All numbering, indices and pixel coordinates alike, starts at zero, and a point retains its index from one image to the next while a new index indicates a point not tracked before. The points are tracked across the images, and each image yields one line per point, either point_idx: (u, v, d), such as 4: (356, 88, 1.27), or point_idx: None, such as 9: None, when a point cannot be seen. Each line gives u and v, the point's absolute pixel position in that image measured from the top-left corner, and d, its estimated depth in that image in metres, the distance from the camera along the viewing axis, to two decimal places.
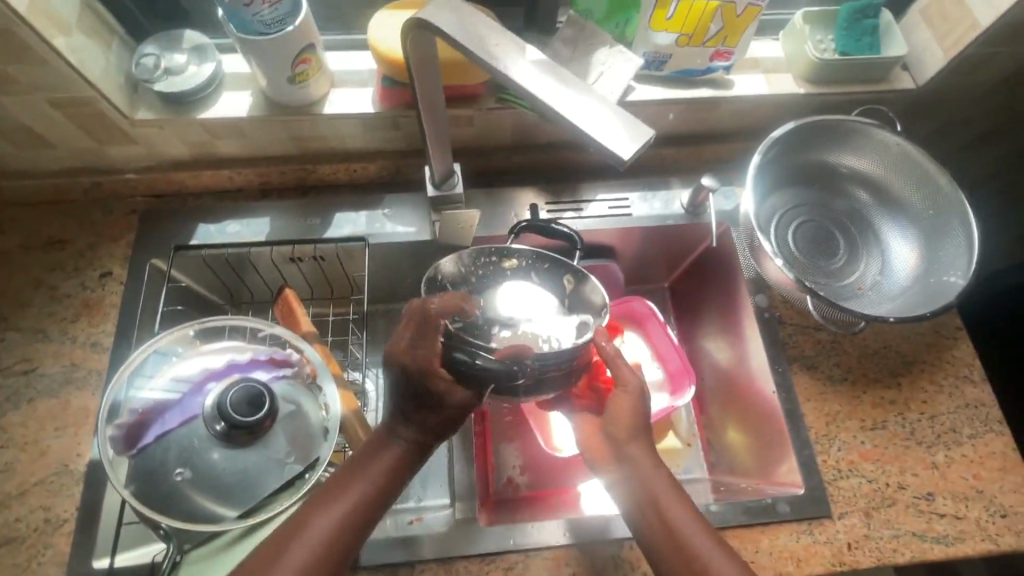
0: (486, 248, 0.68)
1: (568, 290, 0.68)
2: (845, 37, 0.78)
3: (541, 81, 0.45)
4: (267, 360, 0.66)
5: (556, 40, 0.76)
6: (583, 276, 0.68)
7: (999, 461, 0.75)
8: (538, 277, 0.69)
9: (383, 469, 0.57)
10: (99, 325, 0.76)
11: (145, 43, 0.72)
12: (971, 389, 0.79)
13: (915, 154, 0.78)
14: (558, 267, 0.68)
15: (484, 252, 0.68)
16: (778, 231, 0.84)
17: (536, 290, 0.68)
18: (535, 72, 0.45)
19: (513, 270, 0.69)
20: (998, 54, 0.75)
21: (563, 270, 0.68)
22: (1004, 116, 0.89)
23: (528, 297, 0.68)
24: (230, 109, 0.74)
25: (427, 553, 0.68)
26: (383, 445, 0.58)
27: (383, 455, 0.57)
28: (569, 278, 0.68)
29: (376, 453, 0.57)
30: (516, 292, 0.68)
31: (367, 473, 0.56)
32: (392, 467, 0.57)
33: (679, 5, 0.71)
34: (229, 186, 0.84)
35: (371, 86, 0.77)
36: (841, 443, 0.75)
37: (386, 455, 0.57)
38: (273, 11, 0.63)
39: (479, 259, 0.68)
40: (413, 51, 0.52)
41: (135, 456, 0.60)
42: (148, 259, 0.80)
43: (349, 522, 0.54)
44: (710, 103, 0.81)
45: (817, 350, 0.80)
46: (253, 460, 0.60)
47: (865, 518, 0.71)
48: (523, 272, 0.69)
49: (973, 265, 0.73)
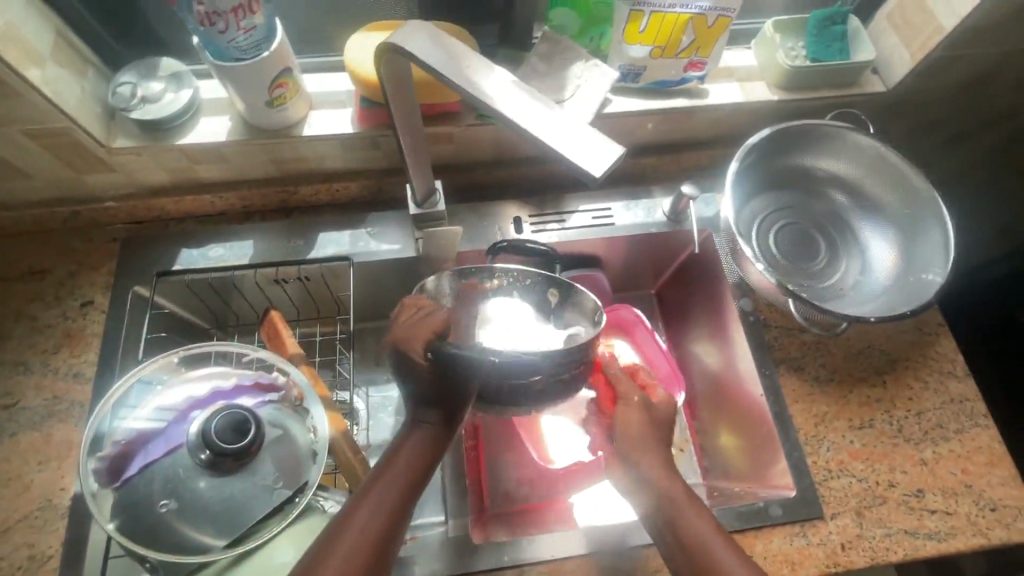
0: (465, 267, 0.65)
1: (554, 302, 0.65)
2: (815, 44, 0.80)
3: (513, 98, 0.46)
4: (252, 385, 0.66)
5: (532, 56, 0.77)
6: (568, 287, 0.65)
7: (985, 455, 0.76)
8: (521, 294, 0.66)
9: (404, 472, 0.54)
10: (82, 355, 0.75)
11: (122, 72, 0.72)
12: (955, 384, 0.80)
13: (889, 155, 0.79)
14: (541, 279, 0.66)
15: (464, 273, 0.65)
16: (760, 235, 0.85)
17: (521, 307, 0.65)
18: (505, 90, 0.46)
19: (495, 289, 0.66)
20: (963, 56, 0.77)
21: (545, 281, 0.66)
22: (973, 115, 0.91)
23: (514, 314, 0.65)
24: (208, 134, 0.74)
25: None
26: (403, 447, 0.56)
27: (402, 457, 0.55)
28: (552, 288, 0.66)
29: (396, 456, 0.55)
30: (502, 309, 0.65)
31: (389, 475, 0.54)
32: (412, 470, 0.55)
33: (651, 19, 0.72)
34: (211, 210, 0.84)
35: (351, 107, 0.77)
36: (830, 444, 0.76)
37: (405, 457, 0.55)
38: (249, 37, 0.63)
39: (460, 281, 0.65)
40: (387, 74, 0.52)
41: (119, 488, 0.59)
42: (130, 286, 0.79)
43: (372, 529, 0.51)
44: (686, 112, 0.82)
45: (803, 352, 0.81)
46: (240, 487, 0.60)
47: (857, 517, 0.71)
48: (506, 290, 0.66)
49: (950, 263, 0.74)
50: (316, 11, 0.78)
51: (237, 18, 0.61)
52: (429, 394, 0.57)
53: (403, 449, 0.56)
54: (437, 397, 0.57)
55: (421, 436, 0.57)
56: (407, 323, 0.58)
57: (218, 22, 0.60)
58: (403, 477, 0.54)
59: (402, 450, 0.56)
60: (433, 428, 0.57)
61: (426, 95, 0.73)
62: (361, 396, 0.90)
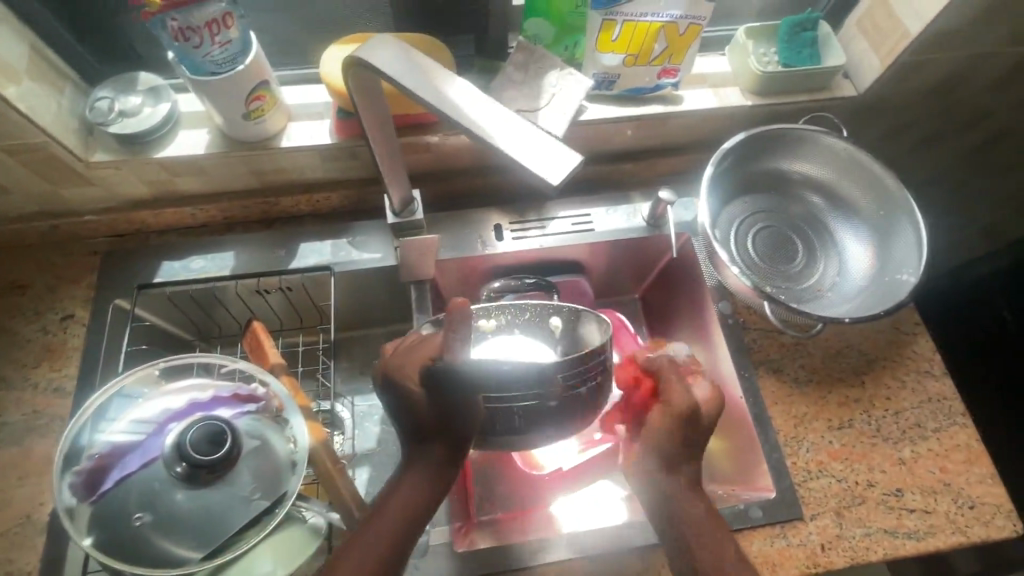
0: None
1: (558, 333, 0.69)
2: (787, 50, 0.81)
3: (471, 107, 0.46)
4: (231, 396, 0.66)
5: (508, 65, 0.78)
6: (571, 317, 0.69)
7: (964, 453, 0.76)
8: (521, 330, 0.70)
9: (398, 512, 0.54)
10: (61, 368, 0.76)
11: (100, 87, 0.73)
12: (932, 383, 0.80)
13: (863, 158, 0.81)
14: (541, 308, 0.70)
15: None
16: (739, 238, 0.85)
17: (522, 343, 0.69)
18: (463, 99, 0.47)
19: (495, 329, 0.70)
20: (932, 60, 0.79)
21: (546, 311, 0.70)
22: (946, 118, 0.93)
23: (521, 349, 0.69)
24: (187, 147, 0.75)
25: None
26: (398, 486, 0.55)
27: (398, 496, 0.55)
28: (553, 315, 0.69)
29: (392, 494, 0.55)
30: (509, 347, 0.69)
31: (384, 517, 0.54)
32: (412, 508, 0.55)
33: (623, 27, 0.74)
34: (192, 222, 0.84)
35: (329, 118, 0.78)
36: (809, 444, 0.76)
37: (400, 496, 0.55)
38: (224, 51, 0.64)
39: None
40: (356, 86, 0.53)
41: (95, 502, 0.59)
42: (110, 299, 0.79)
43: (390, 532, 0.53)
44: (661, 118, 0.83)
45: (782, 354, 0.82)
46: (216, 498, 0.60)
47: (837, 518, 0.72)
48: (506, 329, 0.70)
49: (923, 263, 0.75)
50: (294, 24, 0.79)
51: (212, 33, 0.61)
52: (422, 431, 0.56)
53: (398, 489, 0.55)
54: (431, 433, 0.56)
55: (416, 477, 0.55)
56: (401, 352, 0.58)
57: (192, 37, 0.61)
58: (398, 517, 0.54)
59: (397, 490, 0.55)
60: (428, 466, 0.56)
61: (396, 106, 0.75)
62: (346, 405, 0.90)
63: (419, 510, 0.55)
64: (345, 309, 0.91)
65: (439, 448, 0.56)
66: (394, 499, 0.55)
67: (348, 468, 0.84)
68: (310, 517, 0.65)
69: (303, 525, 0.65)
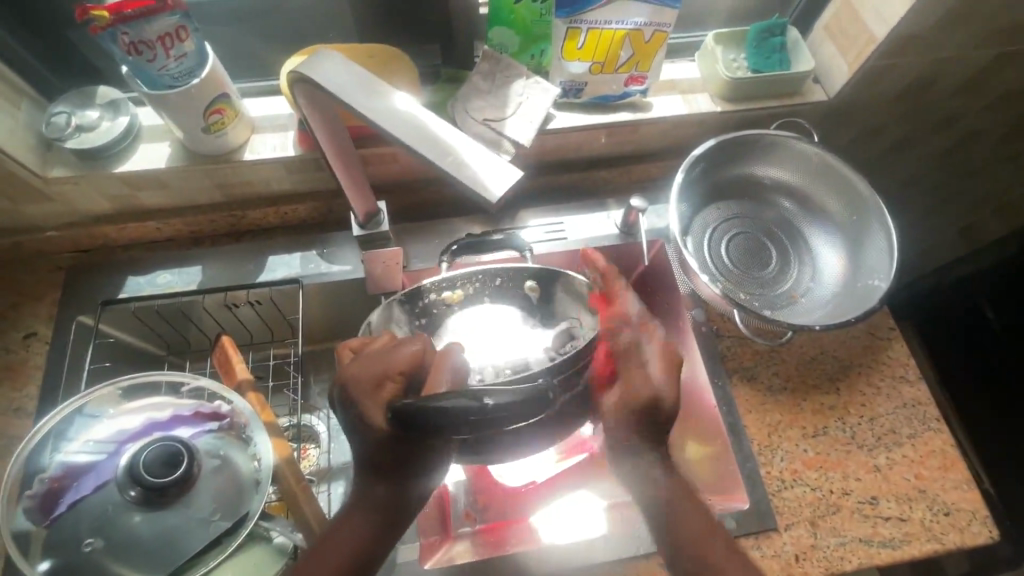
0: (420, 287, 0.68)
1: (534, 296, 0.70)
2: (755, 55, 0.81)
3: (409, 122, 0.47)
4: (192, 415, 0.65)
5: (474, 74, 0.78)
6: (547, 278, 0.70)
7: (939, 459, 0.75)
8: (490, 297, 0.71)
9: (349, 545, 0.53)
10: (23, 389, 0.74)
11: (57, 103, 0.72)
12: (908, 388, 0.80)
13: (833, 163, 0.80)
14: (515, 274, 0.70)
15: (422, 292, 0.68)
16: (713, 245, 0.83)
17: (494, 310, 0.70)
18: (403, 115, 0.47)
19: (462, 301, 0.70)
20: (899, 64, 0.78)
21: (516, 277, 0.70)
22: (917, 122, 0.93)
23: (489, 322, 0.69)
24: (148, 161, 0.74)
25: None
26: (347, 519, 0.54)
27: (347, 528, 0.54)
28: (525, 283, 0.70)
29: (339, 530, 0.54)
30: (477, 320, 0.69)
31: (338, 550, 0.53)
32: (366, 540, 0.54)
33: (588, 35, 0.73)
34: (158, 236, 0.83)
35: (293, 130, 0.77)
36: (783, 453, 0.75)
37: (350, 531, 0.54)
38: (179, 65, 0.63)
39: (418, 299, 0.68)
40: (304, 102, 0.53)
41: (48, 527, 0.58)
42: (74, 316, 0.78)
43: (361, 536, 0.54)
44: (630, 125, 0.83)
45: (756, 362, 0.81)
46: (172, 521, 0.58)
47: (811, 528, 0.71)
48: (476, 297, 0.71)
49: (894, 268, 0.74)
50: (256, 35, 0.79)
51: (165, 46, 0.61)
52: (380, 465, 0.53)
53: (345, 525, 0.54)
54: (385, 473, 0.54)
55: (367, 512, 0.54)
56: (360, 361, 0.54)
57: (145, 52, 0.60)
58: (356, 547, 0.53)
59: (345, 522, 0.54)
60: (382, 499, 0.54)
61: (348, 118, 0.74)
62: (322, 418, 0.89)
63: (376, 539, 0.54)
64: (317, 321, 0.90)
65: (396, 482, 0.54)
66: (344, 532, 0.54)
67: (321, 482, 0.82)
68: (276, 535, 0.63)
69: (269, 545, 0.63)
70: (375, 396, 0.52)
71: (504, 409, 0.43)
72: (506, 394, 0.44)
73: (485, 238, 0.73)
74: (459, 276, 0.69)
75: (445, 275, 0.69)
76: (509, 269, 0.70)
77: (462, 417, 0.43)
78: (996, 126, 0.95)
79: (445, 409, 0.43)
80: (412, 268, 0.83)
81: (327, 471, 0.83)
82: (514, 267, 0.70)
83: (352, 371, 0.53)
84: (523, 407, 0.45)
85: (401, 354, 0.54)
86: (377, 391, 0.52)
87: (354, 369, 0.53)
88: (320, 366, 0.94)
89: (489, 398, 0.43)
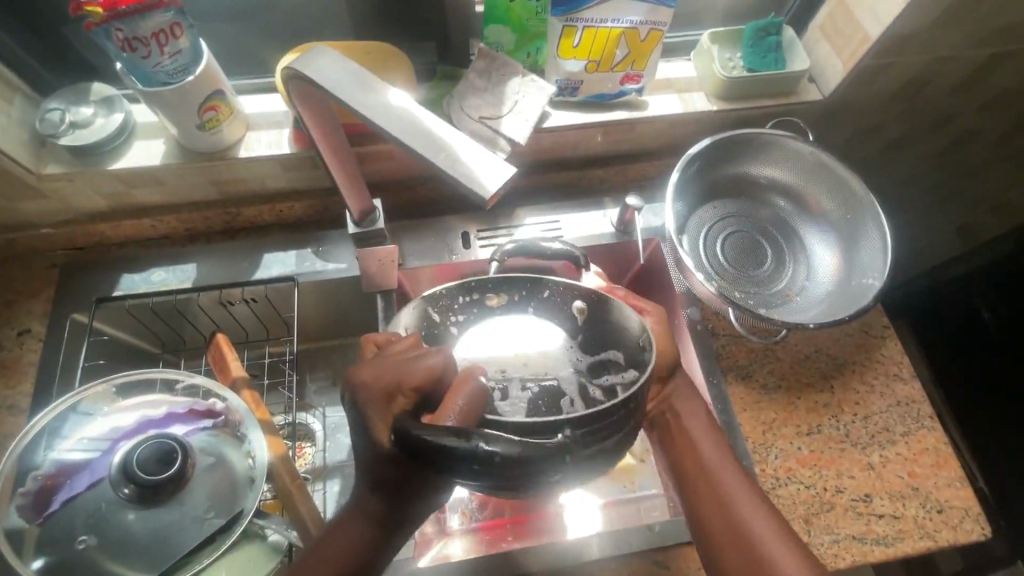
0: (465, 283, 0.63)
1: (581, 318, 0.61)
2: (751, 54, 0.81)
3: (403, 119, 0.46)
4: (186, 412, 0.65)
5: (470, 72, 0.78)
6: (602, 299, 0.60)
7: (932, 457, 0.76)
8: (535, 310, 0.63)
9: (347, 549, 0.52)
10: (16, 386, 0.74)
11: (51, 99, 0.72)
12: (902, 386, 0.80)
13: (827, 162, 0.81)
14: (566, 290, 0.63)
15: (464, 289, 0.63)
16: (708, 244, 0.83)
17: (536, 325, 0.62)
18: (397, 111, 0.47)
19: (501, 306, 0.64)
20: (894, 64, 0.79)
21: (567, 292, 0.62)
22: (913, 121, 0.93)
23: (523, 330, 0.62)
24: (143, 158, 0.73)
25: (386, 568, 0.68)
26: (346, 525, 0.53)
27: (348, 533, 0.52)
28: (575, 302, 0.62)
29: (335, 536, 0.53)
30: (513, 330, 0.62)
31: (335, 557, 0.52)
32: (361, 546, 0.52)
33: (584, 33, 0.73)
34: (153, 234, 0.83)
35: (289, 127, 0.77)
36: (778, 451, 0.76)
37: (350, 535, 0.52)
38: (174, 61, 0.63)
39: (459, 297, 0.63)
40: (298, 98, 0.53)
41: (41, 525, 0.58)
42: (68, 313, 0.78)
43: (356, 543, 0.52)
44: (626, 124, 0.83)
45: (751, 360, 0.81)
46: (166, 518, 0.58)
47: (805, 525, 0.71)
48: (519, 306, 0.64)
49: (888, 267, 0.75)
50: (251, 31, 0.79)
51: (160, 43, 0.60)
52: (381, 481, 0.50)
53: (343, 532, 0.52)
54: (383, 487, 0.51)
55: (365, 519, 0.52)
56: (376, 365, 0.51)
57: (140, 48, 0.60)
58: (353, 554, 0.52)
59: (342, 529, 0.53)
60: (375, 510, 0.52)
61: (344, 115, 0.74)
62: (317, 417, 0.89)
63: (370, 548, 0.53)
64: (314, 319, 0.90)
65: (394, 501, 0.51)
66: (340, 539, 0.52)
67: (317, 480, 0.82)
68: (270, 534, 0.63)
69: (264, 543, 0.63)
70: (385, 405, 0.49)
71: (506, 461, 0.41)
72: (511, 443, 0.41)
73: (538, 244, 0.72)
74: (505, 281, 0.63)
75: (490, 278, 0.64)
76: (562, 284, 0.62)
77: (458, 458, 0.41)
78: (991, 127, 0.95)
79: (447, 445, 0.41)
80: (408, 266, 0.83)
81: (323, 469, 0.84)
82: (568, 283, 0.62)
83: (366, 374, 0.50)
84: (531, 460, 0.42)
85: (418, 366, 0.50)
86: (386, 399, 0.49)
87: (365, 374, 0.50)
88: (316, 364, 0.94)
89: (492, 444, 0.41)
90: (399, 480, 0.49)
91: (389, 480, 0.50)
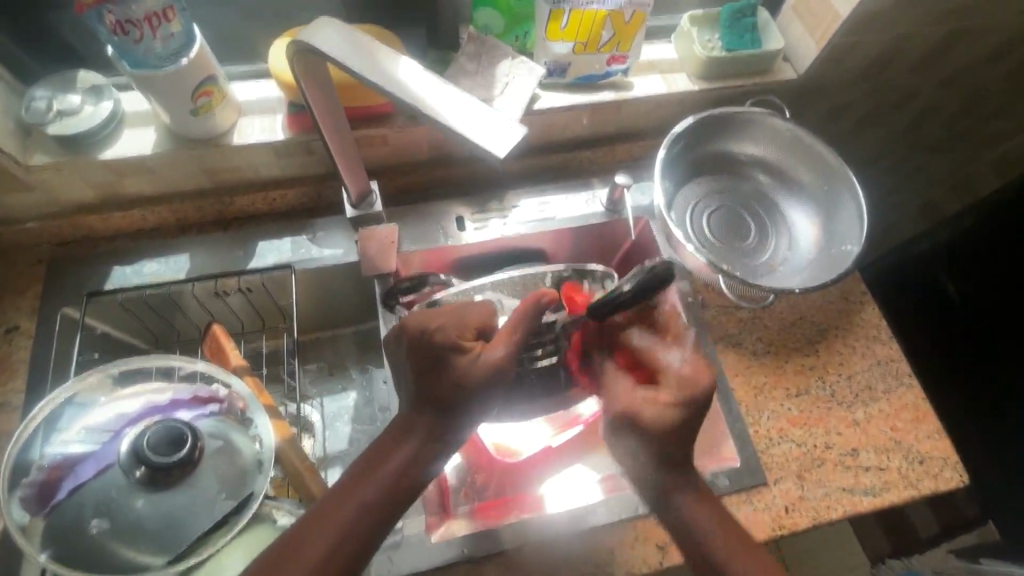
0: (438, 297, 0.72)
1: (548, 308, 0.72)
2: (729, 35, 0.84)
3: (414, 89, 0.48)
4: (190, 398, 0.64)
5: (461, 56, 0.79)
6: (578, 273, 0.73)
7: (912, 412, 0.80)
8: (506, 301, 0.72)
9: (397, 472, 0.52)
10: (7, 384, 0.72)
11: (37, 87, 0.70)
12: (880, 347, 0.84)
13: (804, 137, 0.84)
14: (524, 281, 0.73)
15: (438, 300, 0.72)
16: (695, 220, 0.87)
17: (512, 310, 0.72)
18: (406, 81, 0.48)
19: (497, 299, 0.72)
20: (861, 42, 0.83)
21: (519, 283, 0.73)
22: (880, 99, 0.98)
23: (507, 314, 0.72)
24: (133, 146, 0.73)
25: (409, 562, 0.70)
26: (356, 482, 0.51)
27: (354, 502, 0.50)
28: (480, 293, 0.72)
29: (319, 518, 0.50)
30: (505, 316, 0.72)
31: (312, 550, 0.48)
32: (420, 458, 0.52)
33: (571, 15, 0.75)
34: (144, 226, 0.82)
35: (282, 113, 0.77)
36: (769, 412, 0.79)
37: (395, 468, 0.52)
38: (166, 46, 0.63)
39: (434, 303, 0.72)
40: (301, 74, 0.53)
41: (48, 515, 0.57)
42: (58, 308, 0.76)
43: (421, 453, 0.53)
44: (613, 105, 0.86)
45: (740, 327, 0.84)
46: (178, 502, 0.57)
47: (798, 480, 0.75)
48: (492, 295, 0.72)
49: (864, 233, 0.79)
50: (241, 17, 0.78)
51: (152, 26, 0.60)
52: (432, 398, 0.53)
53: (382, 471, 0.52)
54: (439, 399, 0.53)
55: (424, 442, 0.53)
56: (438, 313, 0.56)
57: (131, 32, 0.59)
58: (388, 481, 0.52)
59: (368, 478, 0.52)
60: (431, 432, 0.53)
61: (347, 99, 0.74)
62: (315, 407, 0.89)
63: (419, 464, 0.52)
64: (310, 308, 0.90)
65: (459, 408, 0.53)
66: (324, 521, 0.50)
67: (319, 469, 0.83)
68: (279, 517, 0.64)
69: (272, 525, 0.63)
70: (457, 344, 0.54)
71: (639, 292, 0.58)
72: (639, 275, 0.58)
73: (489, 224, 0.86)
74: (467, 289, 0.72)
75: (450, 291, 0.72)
76: (461, 286, 0.72)
77: (605, 305, 0.59)
78: (951, 103, 1.01)
79: (595, 300, 0.59)
80: (404, 251, 0.84)
81: (324, 459, 0.84)
82: (468, 285, 0.73)
83: (426, 319, 0.55)
84: (656, 286, 0.57)
85: (475, 313, 0.57)
86: (458, 339, 0.54)
87: (426, 315, 0.55)
88: (313, 354, 0.94)
89: (625, 283, 0.59)
90: (456, 385, 0.52)
91: (449, 386, 0.52)
